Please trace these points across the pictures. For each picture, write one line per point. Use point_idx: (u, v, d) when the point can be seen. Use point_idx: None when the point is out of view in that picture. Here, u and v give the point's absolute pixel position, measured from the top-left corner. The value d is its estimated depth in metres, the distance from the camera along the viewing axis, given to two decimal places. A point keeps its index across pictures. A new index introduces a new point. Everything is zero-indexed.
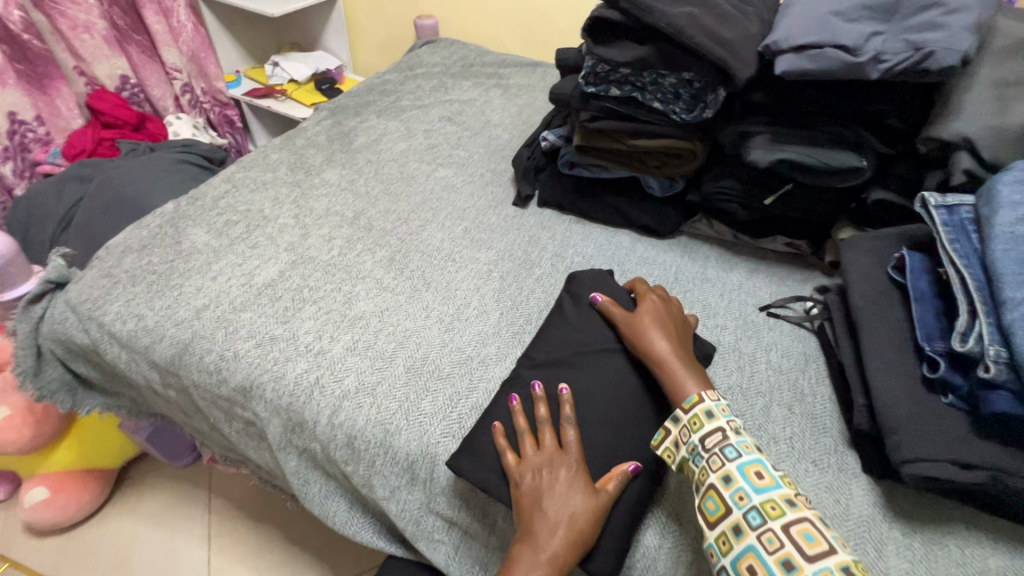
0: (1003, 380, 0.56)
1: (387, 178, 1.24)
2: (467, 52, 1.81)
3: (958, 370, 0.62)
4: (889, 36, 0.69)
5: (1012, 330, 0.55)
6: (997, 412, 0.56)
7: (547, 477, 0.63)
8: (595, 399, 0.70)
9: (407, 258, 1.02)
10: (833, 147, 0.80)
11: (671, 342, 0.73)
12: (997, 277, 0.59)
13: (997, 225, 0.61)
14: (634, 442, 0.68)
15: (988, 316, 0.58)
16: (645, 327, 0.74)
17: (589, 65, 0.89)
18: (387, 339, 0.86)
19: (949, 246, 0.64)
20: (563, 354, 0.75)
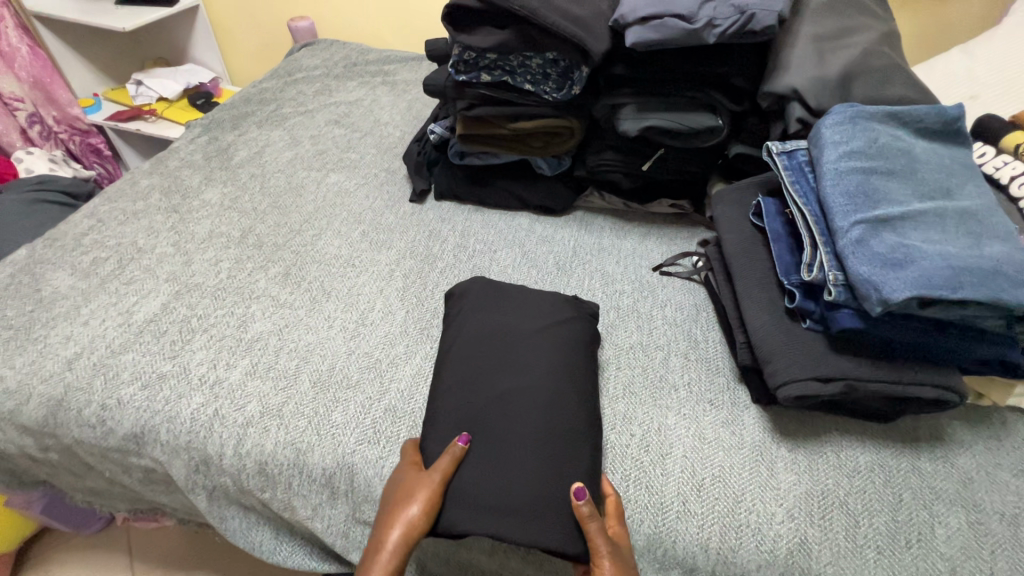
0: (844, 300, 0.63)
1: (275, 191, 1.18)
2: (349, 52, 1.75)
3: (810, 297, 0.69)
4: (719, 3, 0.75)
5: (845, 255, 0.63)
6: (843, 328, 0.64)
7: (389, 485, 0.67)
8: (518, 375, 0.73)
9: (304, 270, 0.98)
10: (691, 109, 0.86)
11: None
12: (830, 210, 0.67)
13: (825, 164, 0.68)
14: (564, 410, 0.71)
15: (826, 246, 0.66)
16: (607, 571, 0.61)
17: (457, 53, 0.89)
18: (289, 356, 0.83)
19: (792, 188, 0.71)
20: (468, 357, 0.76)
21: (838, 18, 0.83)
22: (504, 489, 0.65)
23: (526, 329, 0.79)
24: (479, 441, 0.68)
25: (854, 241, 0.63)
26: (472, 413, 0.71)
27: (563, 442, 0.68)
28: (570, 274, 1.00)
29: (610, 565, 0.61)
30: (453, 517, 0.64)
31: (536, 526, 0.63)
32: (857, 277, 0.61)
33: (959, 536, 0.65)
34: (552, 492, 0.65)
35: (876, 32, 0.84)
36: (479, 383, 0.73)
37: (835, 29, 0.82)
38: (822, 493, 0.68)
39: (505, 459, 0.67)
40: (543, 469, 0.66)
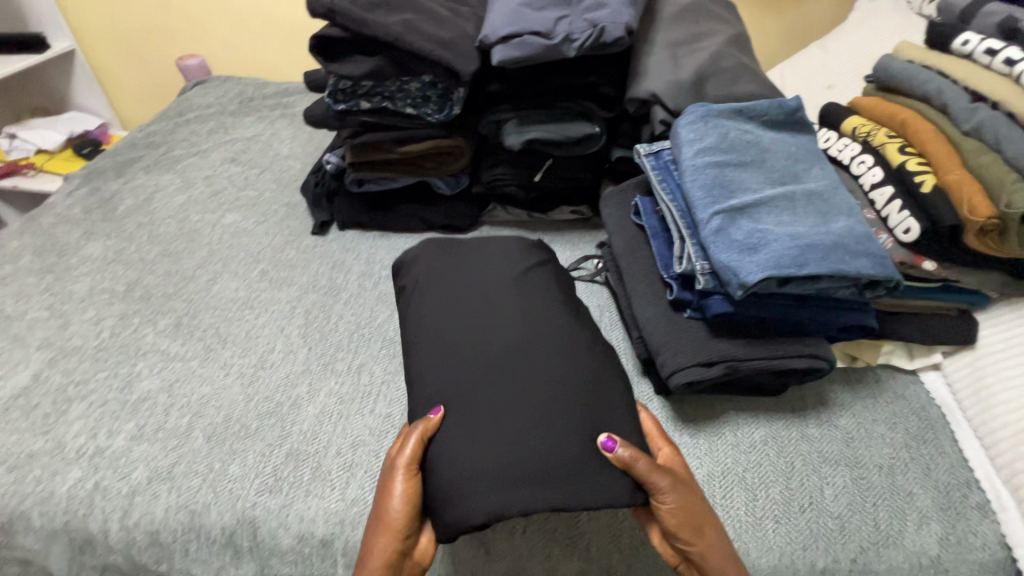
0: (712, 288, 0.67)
1: (165, 238, 1.12)
2: (245, 87, 1.70)
3: (687, 288, 0.72)
4: (573, 18, 0.78)
5: (707, 244, 0.67)
6: (716, 313, 0.68)
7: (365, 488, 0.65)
8: (497, 336, 0.70)
9: (197, 318, 0.93)
10: (568, 119, 0.89)
11: (698, 520, 0.60)
12: (692, 204, 0.71)
13: (684, 161, 0.73)
14: (554, 363, 0.68)
15: (692, 239, 0.70)
16: (671, 505, 0.60)
17: (332, 83, 0.88)
18: (181, 413, 0.78)
19: (659, 186, 0.75)
20: (438, 329, 0.72)
21: (690, 25, 0.89)
22: (514, 457, 0.60)
23: (497, 290, 0.77)
24: (477, 413, 0.63)
25: (713, 231, 0.67)
26: (463, 388, 0.66)
27: (562, 394, 0.65)
28: None
29: (672, 496, 0.60)
30: (472, 500, 0.58)
31: (570, 486, 0.59)
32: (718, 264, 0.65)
33: (845, 494, 0.69)
34: (570, 446, 0.61)
35: (725, 36, 0.91)
36: (460, 353, 0.69)
37: (687, 35, 0.87)
38: (723, 472, 0.72)
39: (514, 426, 0.62)
40: (557, 424, 0.62)
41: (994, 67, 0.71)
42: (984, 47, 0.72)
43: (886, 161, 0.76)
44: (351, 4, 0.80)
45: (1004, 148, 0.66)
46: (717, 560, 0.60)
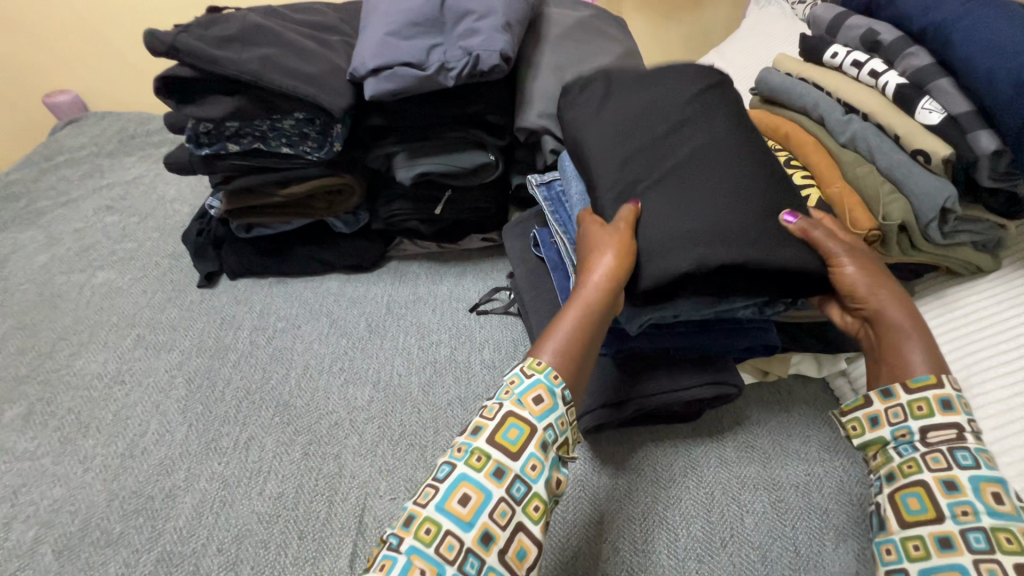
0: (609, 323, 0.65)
1: (20, 309, 0.98)
2: (125, 123, 1.55)
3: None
4: (447, 46, 0.73)
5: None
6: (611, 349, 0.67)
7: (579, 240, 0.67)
8: (689, 118, 0.67)
9: (53, 403, 0.81)
10: (461, 149, 0.85)
11: (876, 272, 0.58)
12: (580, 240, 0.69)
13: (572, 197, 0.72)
14: (744, 147, 0.64)
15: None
16: (847, 268, 0.58)
17: (191, 126, 0.79)
18: (26, 526, 0.66)
19: (551, 217, 0.74)
20: (626, 113, 0.70)
21: (576, 46, 0.87)
22: (718, 225, 0.57)
23: (678, 96, 0.69)
24: (686, 180, 0.62)
25: None
26: (673, 161, 0.64)
27: (757, 175, 0.62)
28: (383, 334, 0.93)
29: (848, 260, 0.58)
30: (675, 257, 0.57)
31: (783, 253, 0.57)
32: None
33: (764, 520, 0.67)
34: (761, 225, 0.58)
35: (614, 55, 0.89)
36: (640, 153, 0.66)
37: (573, 58, 0.85)
38: (643, 514, 0.68)
39: (714, 198, 0.60)
40: (752, 200, 0.60)
41: (861, 79, 0.72)
42: (850, 59, 0.73)
43: None
44: (198, 40, 0.71)
45: (876, 159, 0.67)
46: (894, 311, 0.56)
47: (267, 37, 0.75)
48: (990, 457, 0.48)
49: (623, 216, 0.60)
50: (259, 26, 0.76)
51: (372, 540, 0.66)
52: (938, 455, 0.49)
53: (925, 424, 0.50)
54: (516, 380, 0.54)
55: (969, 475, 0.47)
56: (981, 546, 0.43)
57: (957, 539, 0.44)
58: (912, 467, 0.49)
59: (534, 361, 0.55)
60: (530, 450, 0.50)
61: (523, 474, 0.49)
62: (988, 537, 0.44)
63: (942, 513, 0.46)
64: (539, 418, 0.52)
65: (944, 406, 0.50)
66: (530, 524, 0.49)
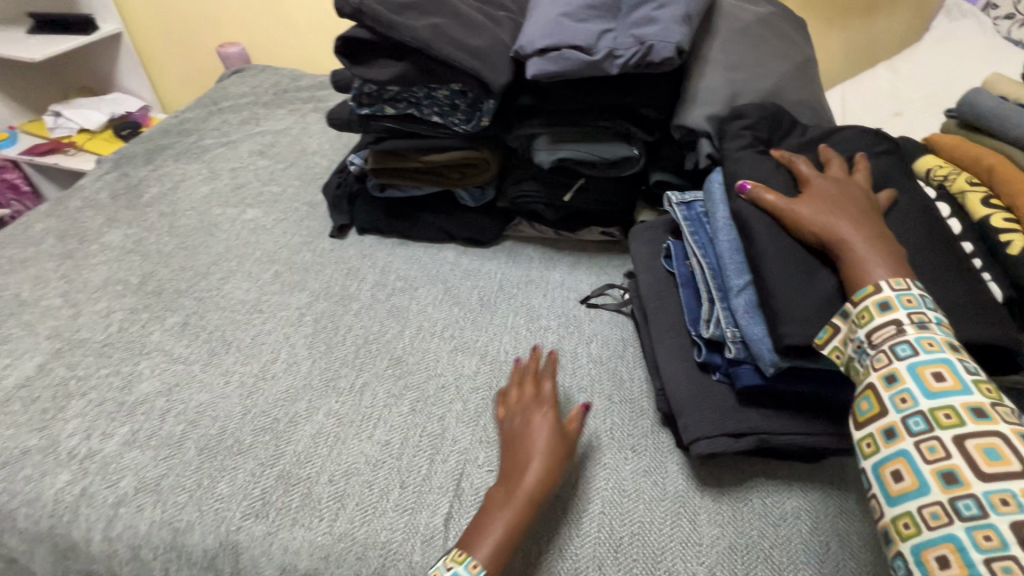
0: (744, 357, 0.61)
1: (184, 231, 1.11)
2: (281, 78, 1.69)
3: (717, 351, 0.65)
4: (618, 32, 0.71)
5: (737, 313, 0.61)
6: (746, 386, 0.61)
7: (512, 435, 0.68)
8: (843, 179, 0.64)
9: (205, 319, 0.91)
10: (605, 140, 0.83)
11: (841, 209, 0.57)
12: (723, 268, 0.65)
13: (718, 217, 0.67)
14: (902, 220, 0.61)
15: (721, 301, 0.64)
16: (804, 210, 0.58)
17: (357, 86, 0.84)
18: (176, 421, 0.75)
19: (691, 238, 0.69)
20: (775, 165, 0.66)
21: (747, 46, 0.81)
22: None
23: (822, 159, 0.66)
24: None
25: (750, 300, 0.61)
26: None
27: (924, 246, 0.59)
28: (494, 310, 0.95)
29: (792, 207, 0.59)
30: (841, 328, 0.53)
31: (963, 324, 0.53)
32: (753, 336, 0.59)
33: None
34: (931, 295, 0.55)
35: (786, 61, 0.83)
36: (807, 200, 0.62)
37: (743, 58, 0.80)
38: (747, 545, 0.64)
39: None
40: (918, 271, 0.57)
41: None
42: None
43: (967, 213, 0.66)
44: (380, 4, 0.75)
45: None
46: (844, 232, 0.55)
47: (442, 7, 0.77)
48: (947, 414, 0.44)
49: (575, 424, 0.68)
50: None
51: (467, 504, 0.68)
52: (894, 426, 0.46)
53: (916, 401, 0.45)
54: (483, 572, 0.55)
55: (954, 437, 0.43)
56: (971, 513, 0.40)
57: (945, 509, 0.41)
58: (896, 437, 0.45)
59: (456, 553, 0.58)
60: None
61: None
62: (980, 504, 0.40)
63: (924, 484, 0.43)
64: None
65: (888, 379, 0.47)
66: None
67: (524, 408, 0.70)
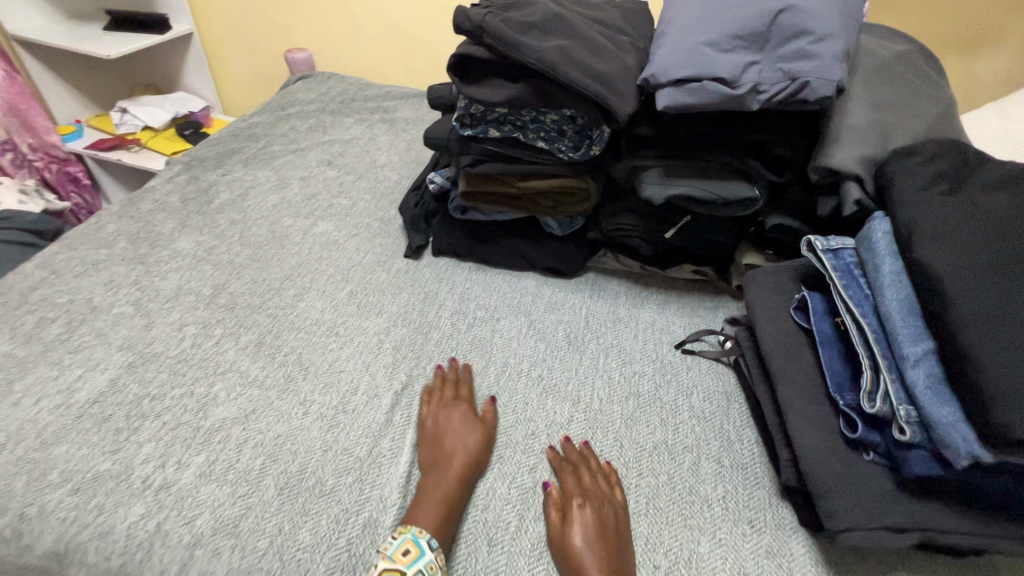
0: (918, 441, 0.53)
1: (255, 241, 1.07)
2: (347, 86, 1.67)
3: (873, 427, 0.58)
4: (764, 65, 0.65)
5: (916, 390, 0.53)
6: (918, 474, 0.53)
7: (448, 427, 0.72)
8: None
9: (280, 339, 0.86)
10: (726, 177, 0.77)
11: (593, 546, 0.60)
12: (893, 333, 0.57)
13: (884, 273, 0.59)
14: None
15: (889, 371, 0.56)
16: (570, 531, 0.61)
17: (462, 106, 0.80)
18: (253, 453, 0.70)
19: (844, 292, 0.62)
20: (967, 217, 0.57)
21: (891, 84, 0.75)
22: None
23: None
24: None
25: (929, 375, 0.53)
26: None
27: None
28: (582, 349, 0.88)
29: (574, 526, 0.62)
30: None
31: None
32: (938, 419, 0.51)
33: None
34: None
35: (932, 102, 0.75)
36: (1008, 265, 0.54)
37: (889, 98, 0.73)
38: None
39: None
40: None
41: None
42: None
43: None
44: (503, 23, 0.70)
45: None
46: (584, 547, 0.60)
47: (565, 29, 0.73)
48: None
49: (478, 419, 0.74)
50: (559, 17, 0.73)
51: None
52: None
53: None
54: (411, 551, 0.59)
55: None
56: None
57: None
58: None
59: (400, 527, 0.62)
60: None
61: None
62: None
63: None
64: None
65: None
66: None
67: (441, 410, 0.75)
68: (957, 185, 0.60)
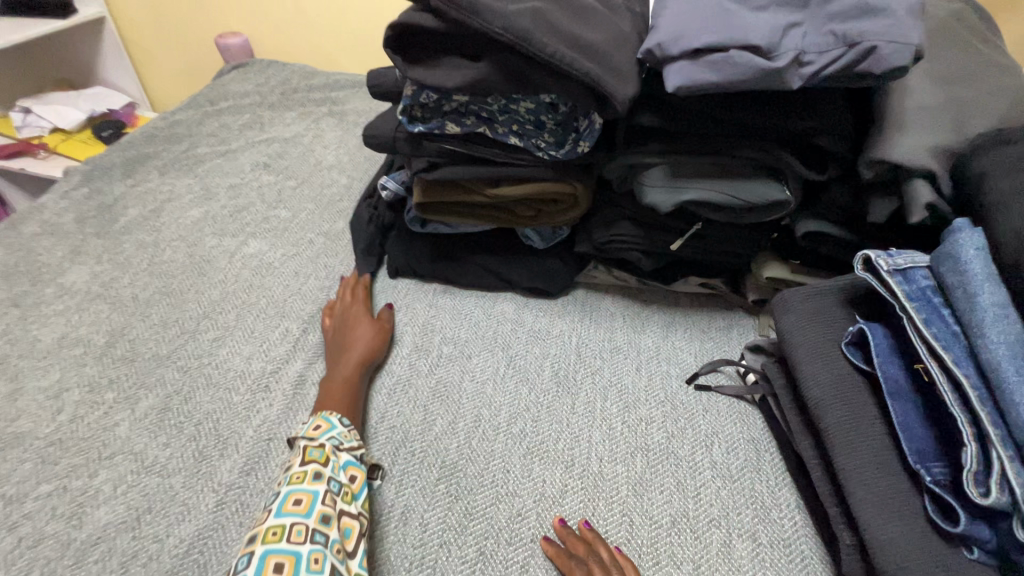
0: None
1: (169, 269, 0.87)
2: (289, 75, 1.45)
3: (979, 517, 0.43)
4: (809, 28, 0.48)
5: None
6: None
7: (345, 330, 0.74)
8: None
9: (191, 401, 0.68)
10: (749, 175, 0.61)
11: None
12: (1007, 392, 0.41)
13: (984, 306, 0.44)
14: None
15: (1005, 445, 0.41)
16: None
17: (409, 94, 0.61)
18: (146, 572, 0.52)
19: (927, 331, 0.46)
20: None
21: (955, 51, 0.59)
22: None
23: None
24: None
25: None
26: None
27: None
28: (575, 390, 0.72)
29: None
30: None
31: None
32: None
33: None
34: None
35: (1006, 71, 0.60)
36: None
37: (954, 67, 0.57)
38: None
39: None
40: None
41: None
42: None
43: None
44: None
45: None
46: None
47: None
48: None
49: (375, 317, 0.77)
50: None
51: None
52: None
53: None
54: (322, 426, 0.59)
55: None
56: None
57: None
58: None
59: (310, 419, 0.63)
60: (314, 519, 0.50)
61: (329, 544, 0.49)
62: None
63: None
64: (307, 508, 0.50)
65: None
66: (352, 512, 0.53)
67: (339, 317, 0.77)
68: None
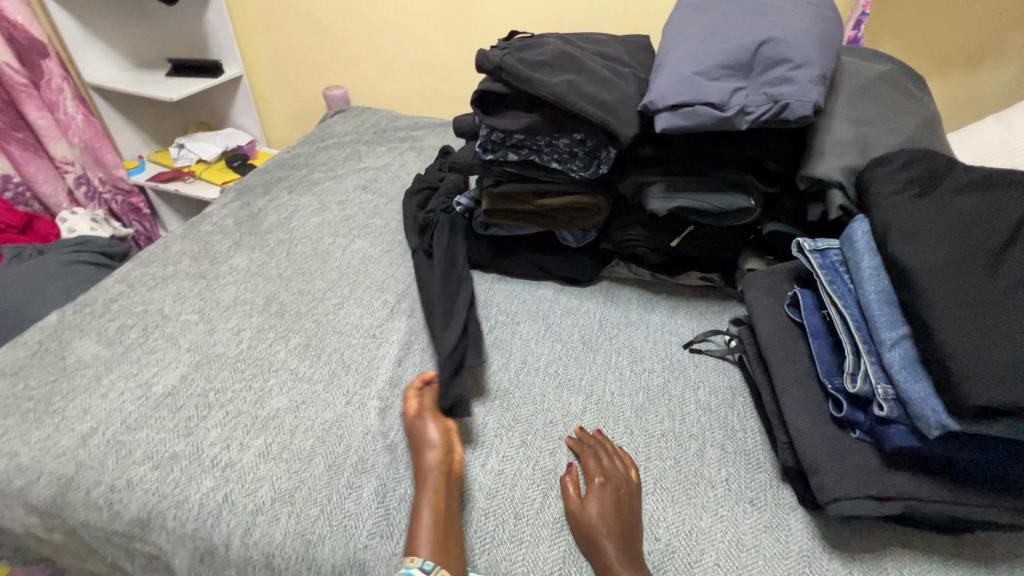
0: (897, 416, 0.59)
1: (301, 257, 1.20)
2: (379, 118, 1.82)
3: (858, 406, 0.64)
4: (750, 90, 0.74)
5: (892, 369, 0.59)
6: (897, 446, 0.59)
7: (417, 449, 0.75)
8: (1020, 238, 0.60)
9: (325, 341, 0.97)
10: (723, 189, 0.84)
11: (613, 519, 0.67)
12: (872, 320, 0.64)
13: (863, 268, 0.67)
14: None
15: (869, 354, 0.63)
16: (592, 508, 0.68)
17: (484, 133, 0.91)
18: (305, 436, 0.80)
19: (829, 287, 0.70)
20: (933, 218, 0.64)
21: (875, 102, 0.82)
22: None
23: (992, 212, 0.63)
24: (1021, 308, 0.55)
25: (902, 356, 0.59)
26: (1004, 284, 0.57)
27: None
28: (596, 348, 0.96)
29: (595, 506, 0.68)
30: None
31: None
32: (910, 392, 0.57)
33: None
34: None
35: (915, 116, 0.82)
36: (972, 259, 0.60)
37: (871, 114, 0.81)
38: None
39: None
40: None
41: None
42: None
43: None
44: (518, 62, 0.82)
45: None
46: (599, 518, 0.67)
47: (574, 65, 0.83)
48: None
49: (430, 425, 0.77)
50: (569, 55, 0.84)
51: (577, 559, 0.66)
52: None
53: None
54: None
55: None
56: None
57: None
58: None
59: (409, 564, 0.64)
60: None
61: None
62: None
63: None
64: None
65: None
66: None
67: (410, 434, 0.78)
68: (928, 189, 0.67)
